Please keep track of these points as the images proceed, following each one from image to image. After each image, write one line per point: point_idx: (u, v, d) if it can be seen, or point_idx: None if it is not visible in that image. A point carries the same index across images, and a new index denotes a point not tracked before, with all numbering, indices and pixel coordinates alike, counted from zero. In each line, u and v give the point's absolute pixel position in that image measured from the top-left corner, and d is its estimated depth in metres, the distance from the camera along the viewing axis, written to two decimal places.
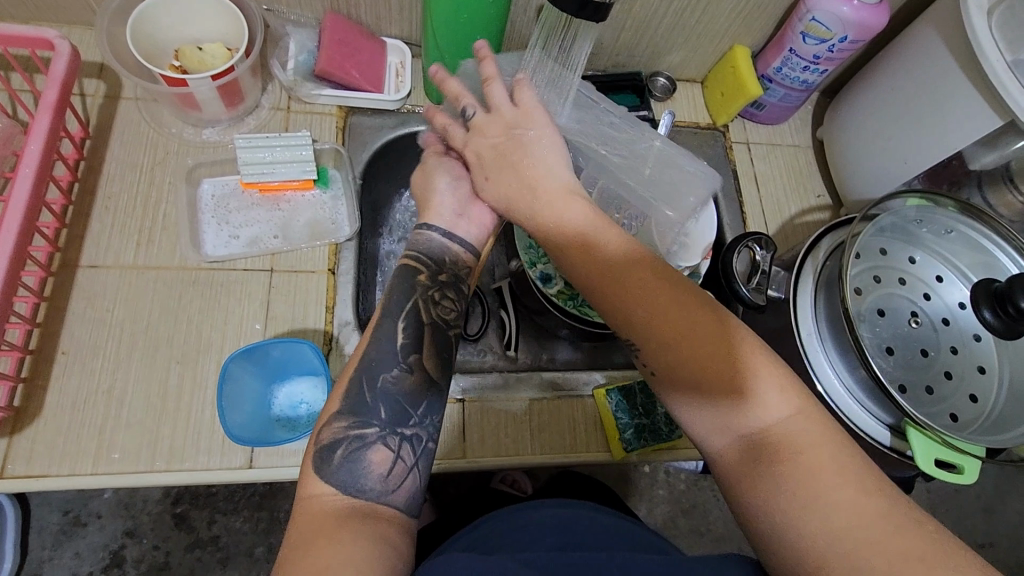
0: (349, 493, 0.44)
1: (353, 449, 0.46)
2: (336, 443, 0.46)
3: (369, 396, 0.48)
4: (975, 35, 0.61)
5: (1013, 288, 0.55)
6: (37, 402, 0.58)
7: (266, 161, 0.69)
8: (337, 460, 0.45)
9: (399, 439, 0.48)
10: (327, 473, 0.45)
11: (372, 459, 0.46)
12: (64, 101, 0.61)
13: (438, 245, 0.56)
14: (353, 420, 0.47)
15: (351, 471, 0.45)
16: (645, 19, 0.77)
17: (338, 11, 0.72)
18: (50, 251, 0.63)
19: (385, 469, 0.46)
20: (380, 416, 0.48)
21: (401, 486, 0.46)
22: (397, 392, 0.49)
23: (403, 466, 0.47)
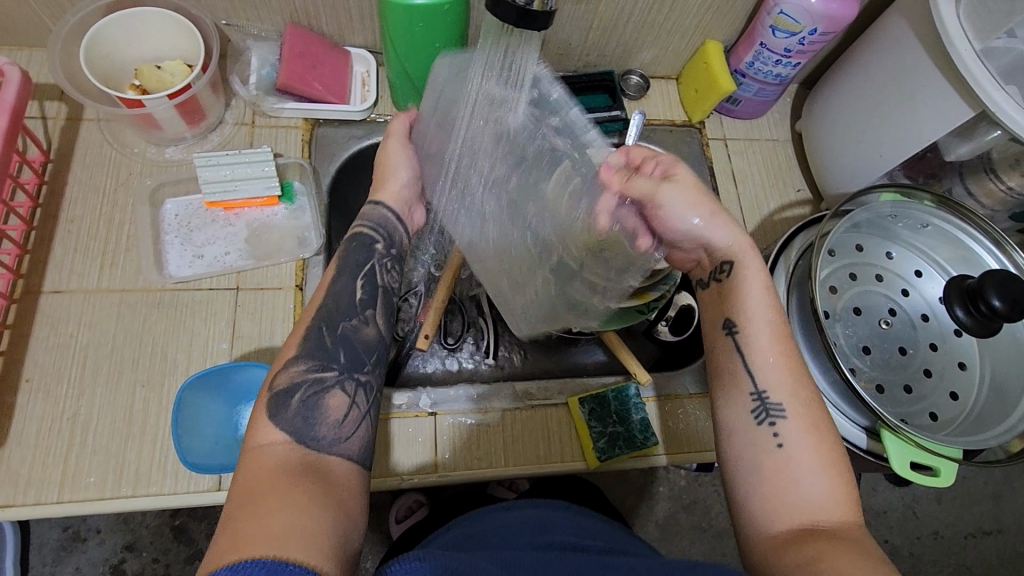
0: (301, 440, 0.46)
1: (311, 392, 0.49)
2: (294, 386, 0.49)
3: (328, 342, 0.52)
4: (943, 24, 0.59)
5: (985, 286, 0.54)
6: (3, 431, 0.58)
7: (228, 179, 0.68)
8: (293, 404, 0.48)
9: (354, 386, 0.51)
10: (281, 417, 0.47)
11: (330, 403, 0.49)
12: (15, 128, 0.60)
13: (385, 219, 0.61)
14: (311, 366, 0.50)
15: (305, 416, 0.47)
16: (612, 18, 0.75)
17: (298, 22, 0.71)
18: (12, 278, 0.62)
19: (340, 415, 0.49)
20: (339, 361, 0.52)
21: (354, 435, 0.49)
22: (356, 341, 0.53)
23: (357, 413, 0.50)
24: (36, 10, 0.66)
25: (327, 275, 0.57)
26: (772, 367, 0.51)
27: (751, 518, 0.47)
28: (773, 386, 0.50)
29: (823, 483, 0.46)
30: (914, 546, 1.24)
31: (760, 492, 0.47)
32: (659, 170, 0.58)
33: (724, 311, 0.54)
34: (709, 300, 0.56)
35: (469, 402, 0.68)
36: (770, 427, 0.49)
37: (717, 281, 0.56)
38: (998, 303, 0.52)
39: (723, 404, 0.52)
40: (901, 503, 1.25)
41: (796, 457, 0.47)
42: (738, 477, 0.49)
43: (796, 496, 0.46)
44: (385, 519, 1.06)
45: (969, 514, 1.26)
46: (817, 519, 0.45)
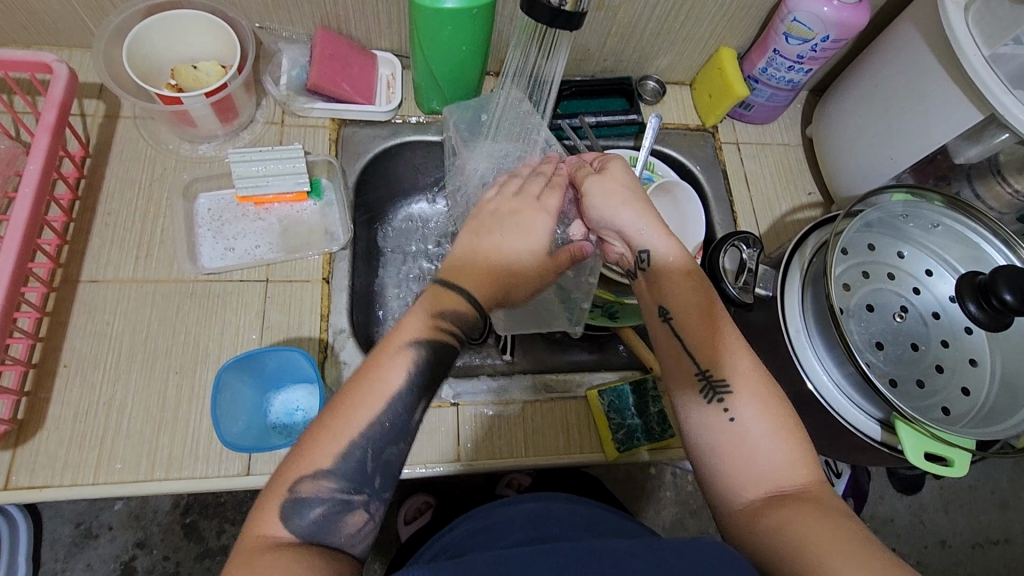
0: (315, 538, 0.43)
1: (334, 510, 0.44)
2: (314, 499, 0.44)
3: (369, 466, 0.45)
4: (952, 31, 0.61)
5: (996, 281, 0.55)
6: (40, 414, 0.60)
7: (259, 175, 0.71)
8: (312, 515, 0.43)
9: (378, 504, 0.47)
10: (296, 522, 0.43)
11: (349, 520, 0.45)
12: (61, 123, 0.63)
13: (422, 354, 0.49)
14: (341, 484, 0.45)
15: (323, 525, 0.43)
16: (630, 25, 0.78)
17: (328, 26, 0.74)
18: (52, 268, 0.65)
19: (356, 528, 0.45)
20: (372, 483, 0.46)
21: (360, 537, 0.46)
22: (398, 464, 0.47)
23: (372, 524, 0.46)
24: (79, 11, 0.69)
25: (387, 373, 0.48)
26: (708, 351, 0.52)
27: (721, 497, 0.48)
28: (718, 367, 0.51)
29: (780, 451, 0.47)
30: (922, 555, 1.24)
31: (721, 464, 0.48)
32: (597, 164, 0.62)
33: (655, 300, 0.56)
34: (641, 296, 0.57)
35: (490, 394, 0.69)
36: (721, 405, 0.50)
37: (642, 272, 0.57)
38: (1009, 297, 0.54)
39: (674, 390, 0.53)
40: (907, 511, 1.26)
41: (749, 429, 0.48)
42: (702, 457, 0.50)
43: (753, 467, 0.47)
44: (395, 520, 1.06)
45: (975, 522, 1.26)
46: (780, 484, 0.46)
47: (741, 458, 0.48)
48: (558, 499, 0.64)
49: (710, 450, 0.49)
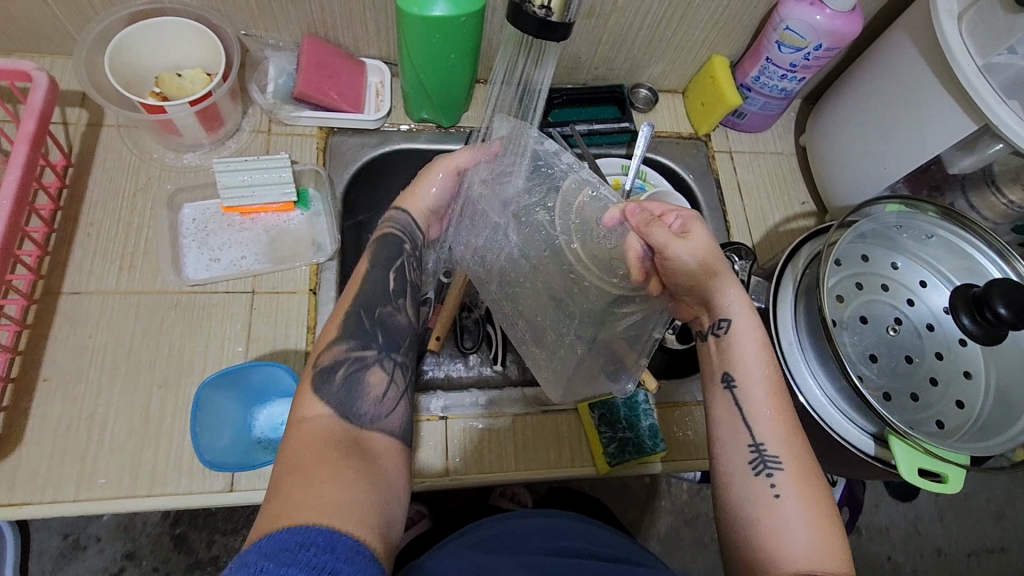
0: (344, 412, 0.50)
1: (353, 369, 0.53)
2: (337, 364, 0.53)
3: (368, 325, 0.56)
4: (945, 40, 0.61)
5: (990, 294, 0.55)
6: (19, 429, 0.59)
7: (245, 184, 0.70)
8: (338, 378, 0.52)
9: (392, 364, 0.55)
10: (327, 391, 0.51)
11: (370, 379, 0.53)
12: (42, 133, 0.62)
13: (410, 223, 0.64)
14: (353, 346, 0.54)
15: (349, 390, 0.51)
16: (621, 33, 0.77)
17: (316, 34, 0.73)
18: (32, 279, 0.63)
19: (380, 391, 0.53)
20: (377, 341, 0.56)
21: (392, 413, 0.53)
22: (392, 324, 0.57)
23: (396, 390, 0.54)
24: (61, 18, 0.68)
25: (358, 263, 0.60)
26: (767, 420, 0.53)
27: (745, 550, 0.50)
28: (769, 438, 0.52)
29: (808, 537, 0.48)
30: (918, 563, 1.23)
31: (758, 534, 0.49)
32: (678, 223, 0.58)
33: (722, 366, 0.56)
34: (707, 353, 0.58)
35: (480, 408, 0.68)
36: (768, 480, 0.51)
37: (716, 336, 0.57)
38: (1004, 311, 0.54)
39: (722, 455, 0.54)
40: (903, 520, 1.25)
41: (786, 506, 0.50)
42: (738, 524, 0.51)
43: (787, 544, 0.48)
44: None
45: (971, 530, 1.26)
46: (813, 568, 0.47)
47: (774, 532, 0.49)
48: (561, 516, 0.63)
49: (749, 523, 0.50)
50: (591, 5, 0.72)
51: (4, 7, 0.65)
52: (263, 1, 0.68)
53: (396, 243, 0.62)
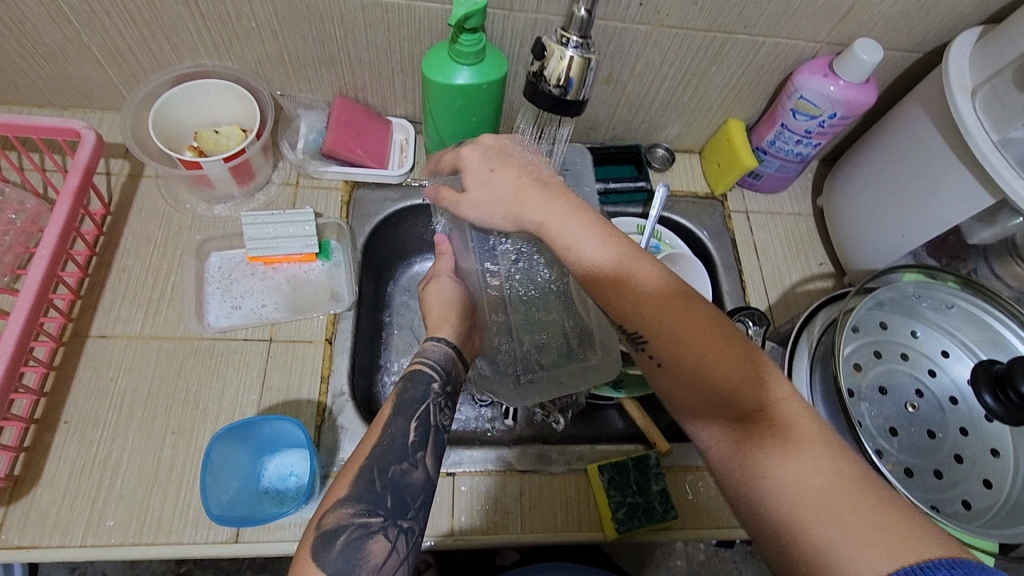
0: None
1: (355, 536, 0.46)
2: (339, 529, 0.46)
3: (377, 485, 0.49)
4: (959, 115, 0.61)
5: (1013, 373, 0.53)
6: (36, 471, 0.60)
7: (270, 237, 0.73)
8: (337, 546, 0.45)
9: (396, 532, 0.47)
10: (325, 559, 0.45)
11: (371, 548, 0.46)
12: (85, 185, 0.66)
13: (445, 356, 0.60)
14: (357, 509, 0.47)
15: (348, 558, 0.45)
16: (639, 97, 0.80)
17: (346, 94, 0.77)
18: (63, 322, 0.66)
19: (381, 560, 0.46)
20: (384, 506, 0.48)
21: None
22: (404, 484, 0.50)
23: (396, 559, 0.46)
24: (113, 78, 0.73)
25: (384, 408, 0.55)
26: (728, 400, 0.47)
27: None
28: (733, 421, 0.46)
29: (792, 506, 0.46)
30: None
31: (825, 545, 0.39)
32: None
33: (662, 356, 0.50)
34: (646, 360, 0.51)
35: (488, 464, 0.68)
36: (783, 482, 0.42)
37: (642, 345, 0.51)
38: None
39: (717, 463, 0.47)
40: None
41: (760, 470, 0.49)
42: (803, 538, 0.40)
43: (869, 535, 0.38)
44: None
45: None
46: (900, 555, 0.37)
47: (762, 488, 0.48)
48: None
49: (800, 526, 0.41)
50: (608, 72, 0.75)
51: (62, 68, 0.70)
52: (299, 66, 0.72)
53: (425, 387, 0.56)
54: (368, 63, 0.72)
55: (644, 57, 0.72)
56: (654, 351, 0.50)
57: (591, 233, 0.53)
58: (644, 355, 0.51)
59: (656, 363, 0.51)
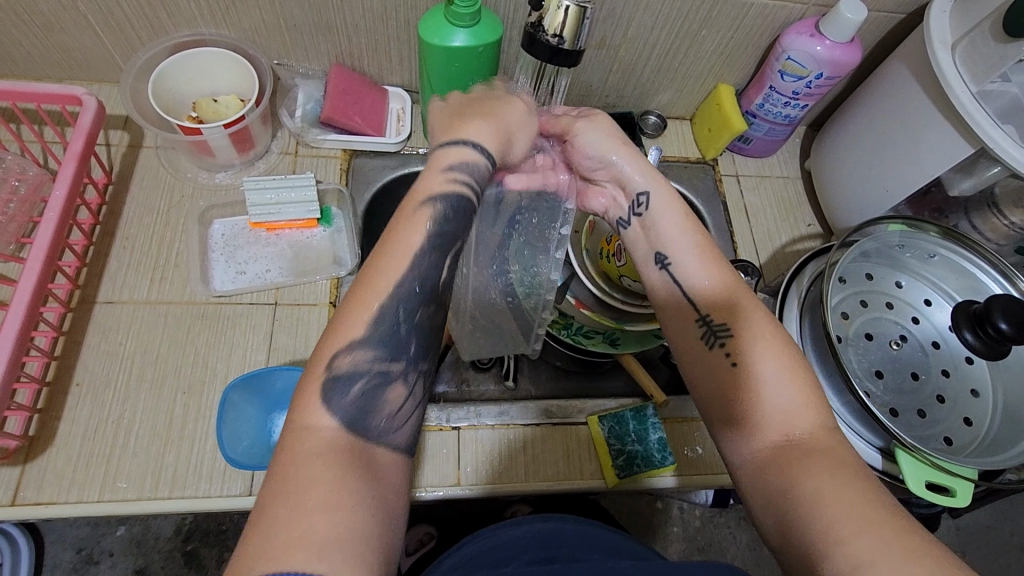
0: (355, 427, 0.42)
1: (373, 384, 0.44)
2: (355, 374, 0.43)
3: (401, 332, 0.45)
4: (939, 69, 0.64)
5: (991, 310, 0.56)
6: (51, 431, 0.62)
7: (272, 203, 0.74)
8: (353, 392, 0.43)
9: (416, 377, 0.46)
10: (337, 404, 0.42)
11: (390, 395, 0.44)
12: (87, 151, 0.67)
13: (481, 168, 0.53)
14: (376, 355, 0.44)
15: (364, 404, 0.43)
16: (630, 63, 0.81)
17: (343, 63, 0.78)
18: (70, 288, 0.67)
19: (397, 407, 0.44)
20: (407, 352, 0.46)
21: (405, 427, 0.45)
22: (428, 329, 0.47)
23: (412, 403, 0.46)
24: (110, 48, 0.73)
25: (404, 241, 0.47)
26: (789, 411, 0.46)
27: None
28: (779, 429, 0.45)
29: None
30: None
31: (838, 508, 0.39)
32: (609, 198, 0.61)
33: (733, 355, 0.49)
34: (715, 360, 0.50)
35: (492, 418, 0.70)
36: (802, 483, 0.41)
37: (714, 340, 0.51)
38: (1004, 326, 0.55)
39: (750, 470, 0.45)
40: None
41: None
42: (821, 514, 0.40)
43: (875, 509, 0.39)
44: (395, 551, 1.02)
45: (993, 564, 1.29)
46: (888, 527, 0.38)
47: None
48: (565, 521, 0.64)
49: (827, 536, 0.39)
50: (601, 36, 0.76)
51: (59, 38, 0.71)
52: (295, 33, 0.73)
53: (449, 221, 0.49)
54: (364, 30, 0.73)
55: (635, 22, 0.74)
56: (730, 349, 0.50)
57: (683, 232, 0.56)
58: (721, 352, 0.50)
59: (726, 362, 0.49)
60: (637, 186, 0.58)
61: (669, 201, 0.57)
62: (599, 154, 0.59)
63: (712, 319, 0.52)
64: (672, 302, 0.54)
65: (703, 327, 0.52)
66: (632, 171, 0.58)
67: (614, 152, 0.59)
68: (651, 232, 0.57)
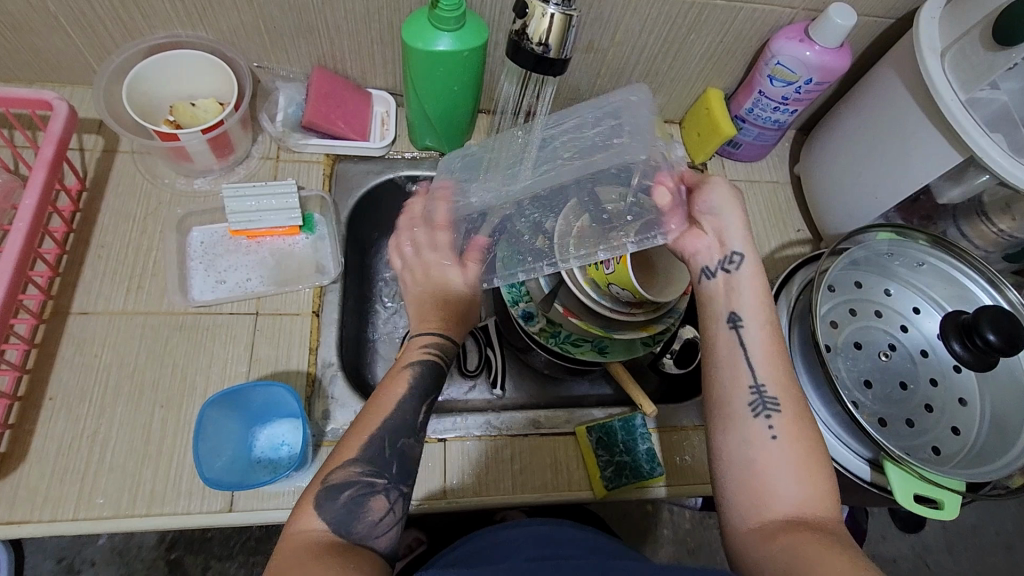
0: (338, 530, 0.47)
1: (361, 492, 0.50)
2: (347, 484, 0.50)
3: (386, 452, 0.52)
4: (929, 76, 0.63)
5: (979, 321, 0.56)
6: (23, 447, 0.60)
7: (252, 210, 0.72)
8: (343, 499, 0.49)
9: (398, 494, 0.51)
10: (327, 510, 0.48)
11: (372, 506, 0.49)
12: (59, 158, 0.65)
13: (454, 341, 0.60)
14: (366, 469, 0.51)
15: (350, 512, 0.48)
16: (619, 66, 0.80)
17: (325, 66, 0.76)
18: (42, 299, 0.65)
19: (378, 517, 0.49)
20: (390, 470, 0.52)
21: (385, 535, 0.49)
22: (410, 456, 0.53)
23: (393, 516, 0.50)
24: (83, 50, 0.71)
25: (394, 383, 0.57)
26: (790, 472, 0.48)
27: (738, 518, 0.48)
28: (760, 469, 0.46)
29: (804, 483, 0.48)
30: None
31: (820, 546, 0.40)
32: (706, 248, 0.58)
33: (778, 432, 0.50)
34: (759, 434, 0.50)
35: (477, 429, 0.69)
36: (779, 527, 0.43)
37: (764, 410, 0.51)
38: (993, 337, 0.55)
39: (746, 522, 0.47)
40: (912, 552, 1.30)
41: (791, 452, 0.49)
42: None
43: None
44: None
45: (979, 563, 1.31)
46: None
47: (775, 486, 0.48)
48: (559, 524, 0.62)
49: None
50: (589, 40, 0.75)
51: (28, 39, 0.68)
52: (275, 35, 0.71)
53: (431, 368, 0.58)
54: (346, 33, 0.71)
55: (623, 25, 0.73)
56: (778, 427, 0.51)
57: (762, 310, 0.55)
58: (763, 423, 0.51)
59: (768, 434, 0.50)
60: (735, 245, 0.57)
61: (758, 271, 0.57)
62: (718, 208, 0.57)
63: (766, 390, 0.52)
64: (728, 358, 0.54)
65: (754, 394, 0.52)
66: (737, 230, 0.57)
67: (729, 213, 0.57)
68: (734, 294, 0.56)
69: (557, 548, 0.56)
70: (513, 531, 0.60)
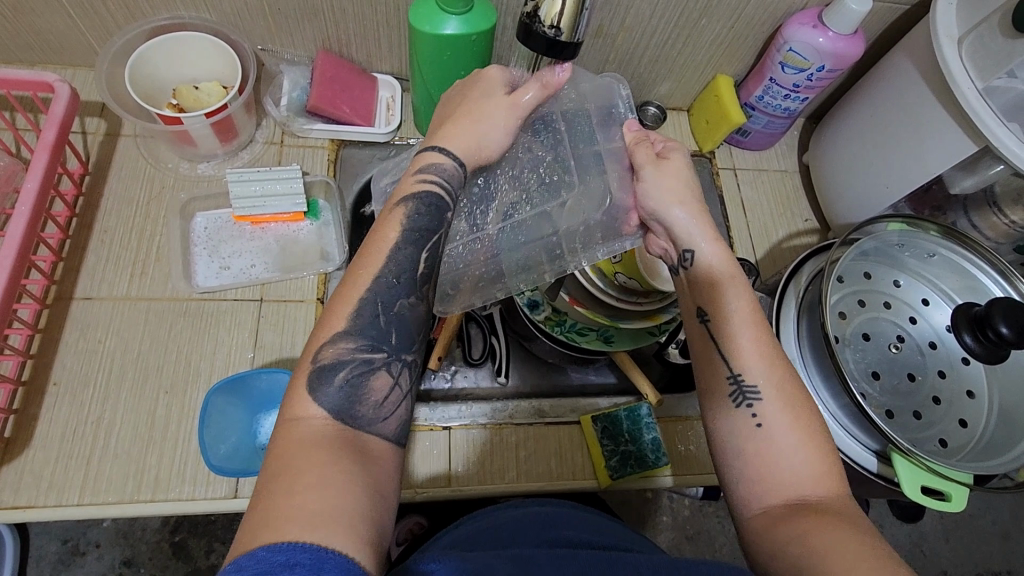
0: (341, 417, 0.43)
1: (357, 371, 0.45)
2: (339, 363, 0.45)
3: (381, 321, 0.47)
4: (946, 64, 0.62)
5: (992, 314, 0.56)
6: (28, 432, 0.60)
7: (256, 195, 0.71)
8: (337, 381, 0.44)
9: (401, 366, 0.47)
10: (324, 394, 0.44)
11: (374, 384, 0.45)
12: (60, 141, 0.64)
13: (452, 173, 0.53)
14: (361, 344, 0.46)
15: (349, 395, 0.44)
16: (628, 52, 0.79)
17: (330, 49, 0.75)
18: (45, 284, 0.65)
19: (383, 396, 0.45)
20: (389, 341, 0.47)
21: (393, 416, 0.46)
22: (409, 320, 0.48)
23: (400, 393, 0.47)
24: (85, 32, 0.70)
25: (387, 228, 0.50)
26: None
27: None
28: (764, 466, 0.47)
29: (800, 463, 0.46)
30: None
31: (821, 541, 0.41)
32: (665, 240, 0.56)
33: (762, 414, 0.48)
34: (742, 421, 0.49)
35: (482, 418, 0.69)
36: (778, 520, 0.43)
37: (742, 395, 0.49)
38: (1005, 330, 0.54)
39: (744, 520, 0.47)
40: (910, 541, 1.31)
41: (775, 429, 0.48)
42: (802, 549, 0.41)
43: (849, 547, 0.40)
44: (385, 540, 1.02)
45: (977, 553, 1.31)
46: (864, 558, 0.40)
47: None
48: (561, 506, 0.62)
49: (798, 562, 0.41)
50: (598, 25, 0.74)
51: (29, 20, 0.67)
52: (279, 18, 0.70)
53: (433, 212, 0.51)
54: (351, 15, 0.70)
55: (634, 10, 0.71)
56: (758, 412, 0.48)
57: (734, 291, 0.53)
58: (746, 411, 0.49)
59: (753, 421, 0.48)
60: (686, 242, 0.54)
61: (720, 258, 0.53)
62: (656, 203, 0.55)
63: (743, 377, 0.50)
64: (703, 354, 0.52)
65: (732, 385, 0.50)
66: (686, 227, 0.54)
67: (671, 208, 0.54)
68: (696, 288, 0.54)
69: (560, 530, 0.56)
70: (515, 511, 0.60)
